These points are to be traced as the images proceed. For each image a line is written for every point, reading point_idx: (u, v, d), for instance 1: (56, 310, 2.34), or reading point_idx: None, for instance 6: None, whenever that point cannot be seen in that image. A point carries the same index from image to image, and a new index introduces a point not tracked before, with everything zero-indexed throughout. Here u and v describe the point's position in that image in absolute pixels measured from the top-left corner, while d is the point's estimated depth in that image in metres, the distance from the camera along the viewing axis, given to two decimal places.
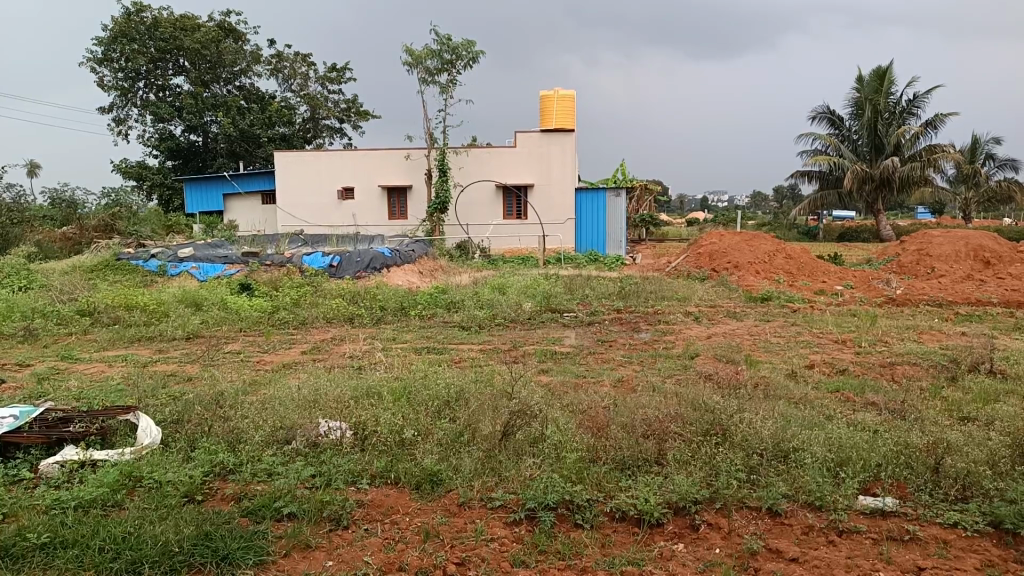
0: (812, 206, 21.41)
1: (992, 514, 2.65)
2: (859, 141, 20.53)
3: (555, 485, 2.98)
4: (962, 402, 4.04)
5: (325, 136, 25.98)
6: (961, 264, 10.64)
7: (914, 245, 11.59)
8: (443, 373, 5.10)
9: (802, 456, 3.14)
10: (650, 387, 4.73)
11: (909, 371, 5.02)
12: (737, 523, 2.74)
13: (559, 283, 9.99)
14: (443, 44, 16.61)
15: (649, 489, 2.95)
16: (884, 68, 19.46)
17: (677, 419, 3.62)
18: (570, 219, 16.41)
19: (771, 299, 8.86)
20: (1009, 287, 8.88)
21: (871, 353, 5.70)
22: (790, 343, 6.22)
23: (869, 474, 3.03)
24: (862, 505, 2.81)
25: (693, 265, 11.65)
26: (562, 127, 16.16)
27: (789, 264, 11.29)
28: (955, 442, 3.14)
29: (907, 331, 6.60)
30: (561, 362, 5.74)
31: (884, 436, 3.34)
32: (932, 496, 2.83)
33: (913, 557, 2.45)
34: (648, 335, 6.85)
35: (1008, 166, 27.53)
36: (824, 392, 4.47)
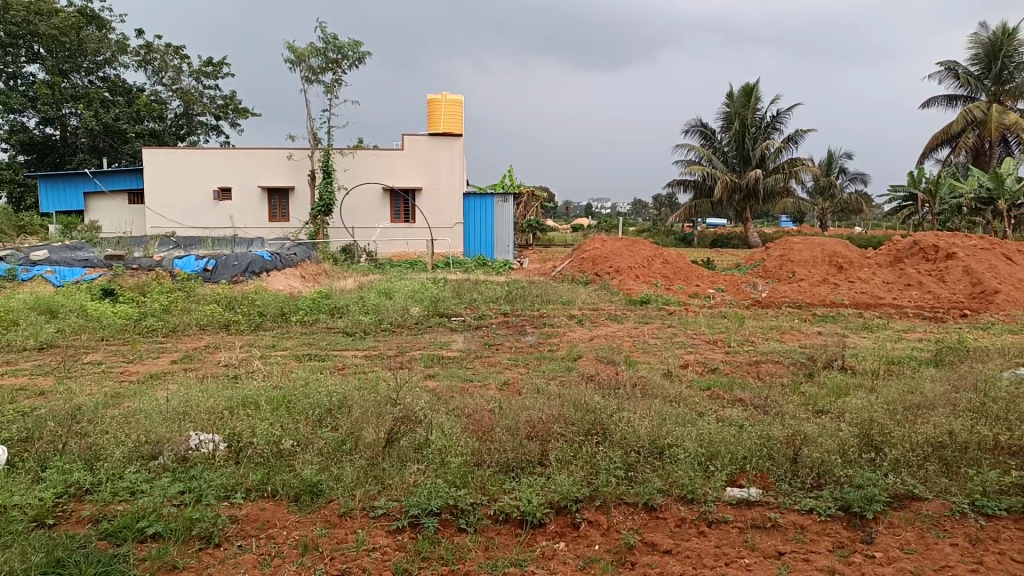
0: (688, 214, 22.51)
1: (841, 499, 2.87)
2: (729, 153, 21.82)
3: (439, 490, 2.96)
4: (818, 396, 4.37)
5: (199, 133, 24.66)
6: (818, 269, 11.53)
7: (778, 251, 12.45)
8: (325, 380, 4.96)
9: (676, 452, 3.29)
10: (534, 389, 4.81)
11: (772, 368, 5.37)
12: (615, 519, 2.83)
13: (447, 287, 9.97)
14: (327, 43, 16.19)
15: (532, 490, 2.99)
16: (751, 85, 20.77)
17: (561, 419, 3.70)
18: (459, 223, 16.42)
19: (649, 302, 9.25)
20: (859, 290, 9.71)
21: (739, 352, 6.06)
22: (667, 343, 6.51)
23: (736, 466, 3.22)
24: (729, 496, 2.98)
25: (577, 269, 11.96)
26: (450, 132, 16.16)
27: (666, 269, 11.81)
28: (811, 434, 3.37)
29: (771, 332, 7.05)
30: (447, 366, 5.74)
31: (749, 430, 3.56)
32: (791, 485, 3.04)
33: (774, 543, 2.61)
34: (534, 338, 6.97)
35: (858, 179, 30.18)
36: (697, 390, 4.70)
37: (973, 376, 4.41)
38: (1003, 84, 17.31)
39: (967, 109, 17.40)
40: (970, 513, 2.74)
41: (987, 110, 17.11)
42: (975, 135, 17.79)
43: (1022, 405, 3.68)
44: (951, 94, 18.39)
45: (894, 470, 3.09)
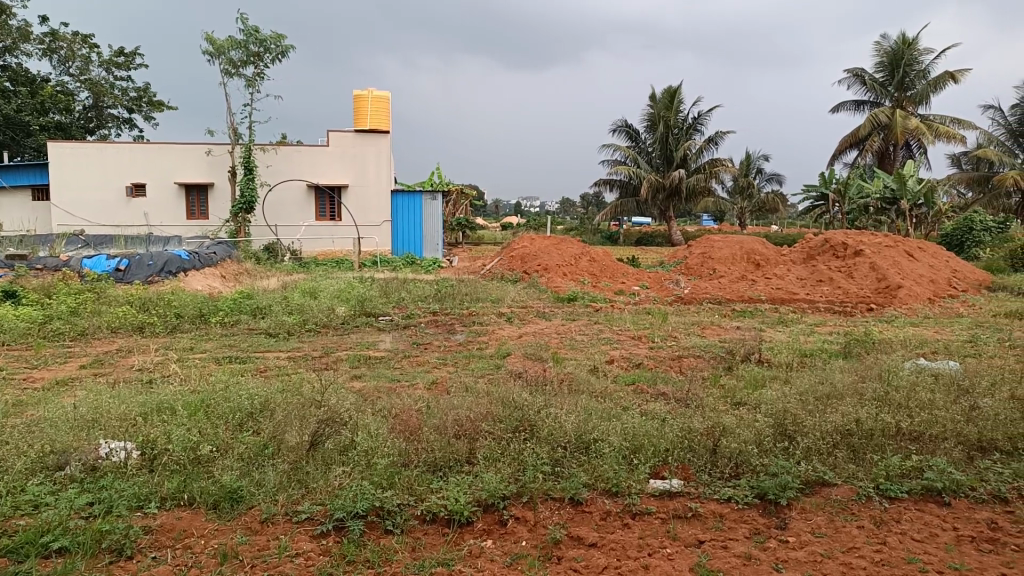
0: (614, 212, 22.92)
1: (757, 487, 2.98)
2: (653, 153, 22.32)
3: (364, 492, 2.92)
4: (736, 388, 4.54)
5: (111, 126, 23.52)
6: (737, 266, 11.95)
7: (699, 248, 12.84)
8: (246, 382, 4.81)
9: (601, 446, 3.35)
10: (463, 387, 4.81)
11: (694, 362, 5.54)
12: (542, 515, 2.86)
13: (374, 286, 9.83)
14: (248, 35, 15.70)
15: (460, 488, 2.98)
16: (674, 87, 21.30)
17: (488, 417, 3.71)
18: (387, 221, 16.23)
19: (577, 299, 9.37)
20: (775, 285, 10.11)
21: (662, 347, 6.22)
22: (593, 340, 6.62)
23: (658, 459, 3.30)
24: (652, 488, 3.06)
25: (506, 267, 12.02)
26: (376, 128, 15.97)
27: (593, 267, 11.99)
28: (729, 425, 3.49)
29: (692, 327, 7.27)
30: (374, 366, 5.66)
31: (671, 423, 3.65)
32: (711, 475, 3.14)
33: (694, 532, 2.69)
34: (463, 336, 6.95)
35: (774, 180, 31.46)
36: (622, 385, 4.80)
37: (877, 367, 4.67)
38: (905, 91, 18.35)
39: (873, 114, 18.37)
40: (875, 496, 2.90)
41: (891, 115, 18.10)
42: (880, 139, 18.78)
43: (921, 392, 3.92)
44: (858, 100, 19.37)
45: (806, 458, 3.23)
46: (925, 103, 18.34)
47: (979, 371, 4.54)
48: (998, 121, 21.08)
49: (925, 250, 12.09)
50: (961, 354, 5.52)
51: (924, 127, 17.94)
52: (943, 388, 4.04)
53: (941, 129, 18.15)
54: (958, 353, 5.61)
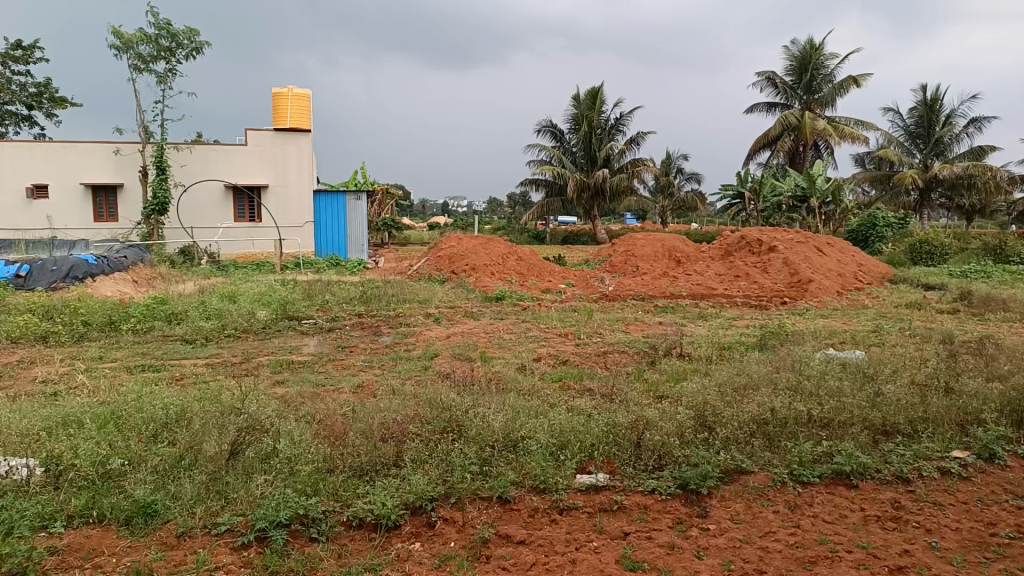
0: (540, 212, 23.10)
1: (680, 477, 3.06)
2: (577, 153, 22.61)
3: (287, 500, 2.84)
4: (659, 382, 4.66)
5: (8, 124, 22.10)
6: (659, 262, 12.26)
7: (623, 246, 13.10)
8: (161, 392, 4.60)
9: (528, 444, 3.37)
10: (390, 390, 4.75)
11: (619, 358, 5.65)
12: (470, 515, 2.85)
13: (297, 289, 9.59)
14: (159, 29, 15.03)
15: (386, 493, 2.94)
16: (596, 88, 21.62)
17: (415, 419, 3.68)
18: (309, 222, 15.87)
19: (504, 298, 9.40)
20: (695, 281, 10.42)
21: (588, 344, 6.31)
22: (521, 338, 6.66)
23: (585, 454, 3.35)
24: (579, 483, 3.10)
25: (433, 268, 11.94)
26: (297, 127, 15.60)
27: (520, 266, 12.05)
28: (652, 418, 3.57)
29: (617, 323, 7.41)
30: (297, 371, 5.53)
31: (596, 418, 3.71)
32: (635, 468, 3.21)
33: (620, 524, 2.74)
34: (389, 338, 6.86)
35: (694, 179, 32.42)
36: (549, 382, 4.85)
37: (790, 357, 4.88)
38: (813, 94, 19.22)
39: (783, 116, 19.19)
40: (789, 482, 3.02)
41: (800, 116, 18.95)
42: (791, 140, 19.64)
43: (830, 381, 4.12)
44: (770, 102, 20.18)
45: (725, 447, 3.34)
46: (831, 106, 19.29)
47: (881, 359, 4.82)
48: (897, 124, 22.37)
49: (834, 245, 12.71)
50: (865, 344, 5.84)
51: (831, 128, 18.85)
52: (850, 376, 4.26)
53: (846, 130, 19.12)
54: (863, 342, 5.94)
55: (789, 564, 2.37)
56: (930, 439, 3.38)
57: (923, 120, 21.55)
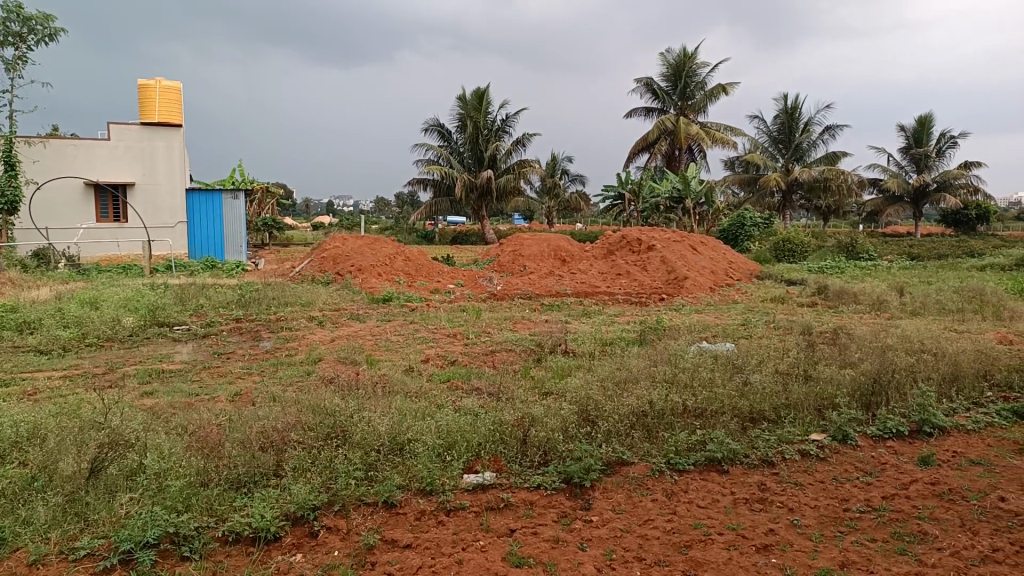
0: (428, 212, 22.94)
1: (564, 472, 3.13)
2: (464, 153, 22.61)
3: (155, 518, 2.67)
4: (544, 378, 4.76)
5: None
6: (546, 262, 12.49)
7: (510, 246, 13.24)
8: (10, 408, 4.20)
9: (415, 446, 3.34)
10: (270, 397, 4.57)
11: (506, 356, 5.71)
12: (355, 522, 2.78)
13: (168, 293, 9.03)
14: (7, 12, 13.72)
15: (265, 504, 2.83)
16: (482, 90, 21.70)
17: (297, 426, 3.56)
18: (182, 223, 15.03)
19: (391, 299, 9.26)
20: (580, 280, 10.68)
21: (475, 344, 6.33)
22: (408, 340, 6.58)
23: (471, 453, 3.36)
24: (466, 483, 3.10)
25: (316, 269, 11.60)
26: (166, 121, 14.71)
27: (408, 266, 11.91)
28: (537, 415, 3.63)
29: (505, 322, 7.50)
30: (169, 380, 5.21)
31: (483, 417, 3.72)
32: (521, 465, 3.25)
33: (506, 522, 2.76)
34: (270, 343, 6.60)
35: (578, 180, 33.32)
36: (437, 383, 4.83)
37: (667, 351, 5.11)
38: (687, 100, 20.21)
39: (659, 121, 20.04)
40: (666, 471, 3.16)
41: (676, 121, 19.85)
42: (667, 143, 20.54)
43: (702, 372, 4.35)
44: (648, 107, 21.02)
45: (607, 440, 3.45)
46: (703, 112, 20.35)
47: (749, 350, 5.13)
48: (762, 130, 23.90)
49: (708, 244, 13.41)
50: (735, 336, 6.20)
51: (703, 133, 19.89)
52: (721, 367, 4.52)
53: (716, 135, 20.23)
54: (733, 335, 6.31)
55: (666, 549, 2.48)
56: (791, 424, 3.63)
57: (784, 127, 23.14)
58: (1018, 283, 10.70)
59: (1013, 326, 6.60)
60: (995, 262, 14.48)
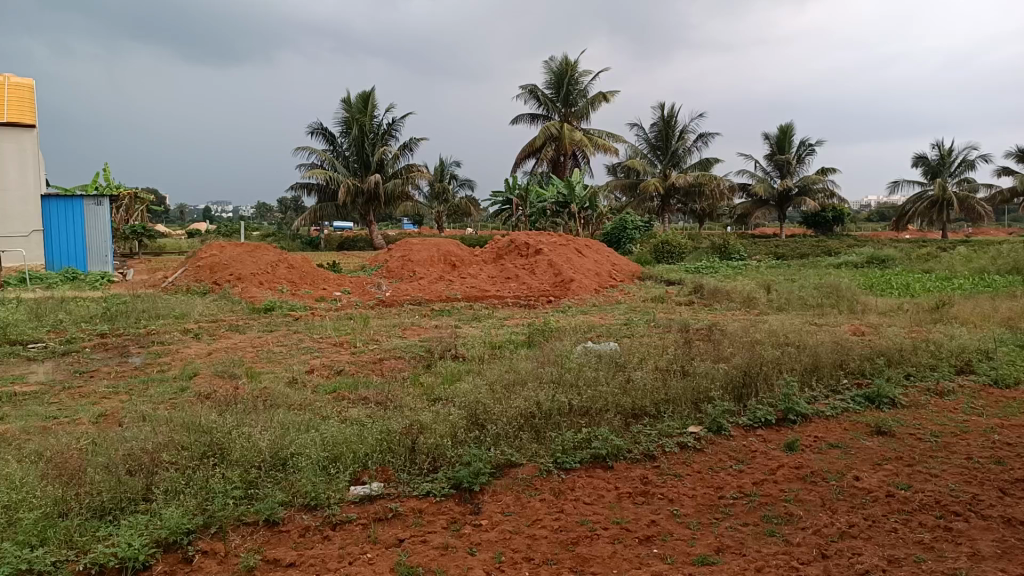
0: (313, 217, 22.24)
1: (453, 478, 3.11)
2: (350, 157, 22.10)
3: (4, 555, 2.43)
4: (434, 384, 4.72)
5: None
6: (435, 267, 12.42)
7: (398, 251, 13.07)
8: None
9: (298, 460, 3.22)
10: (139, 417, 4.27)
11: (394, 364, 5.62)
12: (233, 544, 2.65)
13: (21, 308, 8.26)
14: None
15: (133, 532, 2.64)
16: (367, 93, 21.29)
17: (169, 446, 3.35)
18: (37, 232, 13.62)
19: (274, 309, 8.90)
20: (469, 285, 10.69)
21: (364, 352, 6.20)
22: (292, 350, 6.35)
23: (358, 465, 3.29)
24: (352, 495, 3.02)
25: (192, 279, 10.98)
26: (17, 121, 13.48)
27: (292, 274, 11.50)
28: (425, 421, 3.59)
29: (394, 328, 7.39)
30: (23, 404, 4.76)
31: (371, 427, 3.64)
32: (410, 473, 3.20)
33: (395, 532, 2.72)
34: (140, 359, 6.18)
35: (467, 185, 33.43)
36: (322, 395, 4.67)
37: (554, 352, 5.19)
38: (570, 107, 20.74)
39: (545, 127, 20.38)
40: (553, 470, 3.21)
41: (560, 127, 20.28)
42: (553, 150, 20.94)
43: (587, 371, 4.46)
44: (533, 113, 21.37)
45: (495, 443, 3.46)
46: (585, 119, 20.95)
47: (631, 349, 5.31)
48: (641, 137, 24.88)
49: (593, 247, 13.78)
50: (618, 336, 6.40)
51: (586, 140, 20.46)
52: (605, 366, 4.65)
53: (598, 142, 20.87)
54: (616, 335, 6.52)
55: (554, 548, 2.52)
56: (670, 418, 3.79)
57: (662, 134, 24.19)
58: (868, 279, 11.70)
59: (865, 318, 7.20)
60: (849, 259, 15.77)
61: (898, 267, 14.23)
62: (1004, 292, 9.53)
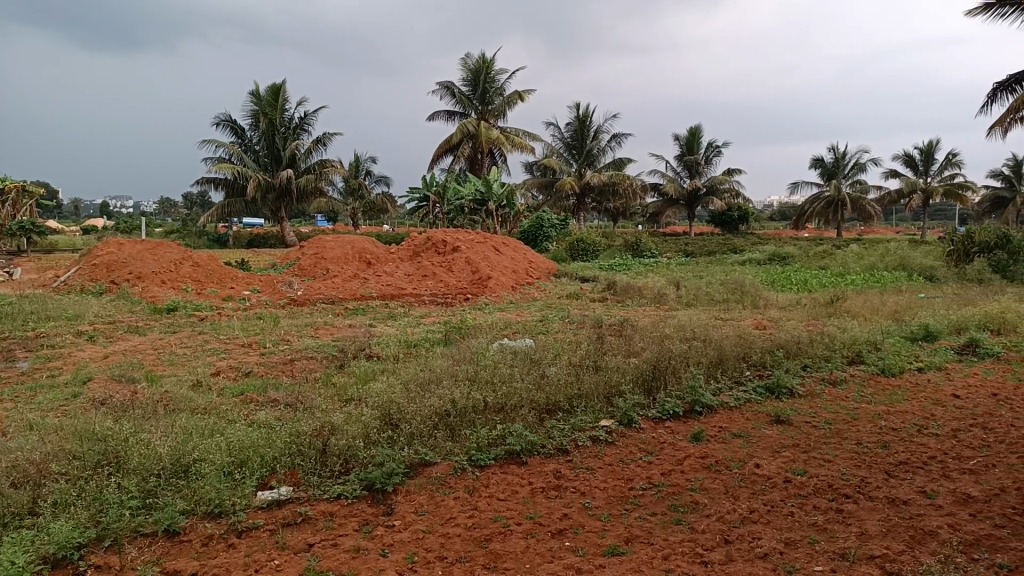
0: (220, 214, 21.38)
1: (365, 479, 3.06)
2: (260, 151, 21.37)
3: None
4: (347, 385, 4.62)
5: None
6: (349, 265, 12.18)
7: (311, 249, 12.74)
8: None
9: (201, 466, 3.09)
10: (25, 425, 3.99)
11: (306, 364, 5.47)
12: (130, 556, 2.51)
13: None
14: None
15: (18, 548, 2.46)
16: (278, 85, 20.62)
17: (59, 456, 3.14)
18: None
19: (177, 309, 8.50)
20: (384, 283, 10.54)
21: (273, 352, 6.01)
22: (196, 352, 6.08)
23: (266, 469, 3.18)
24: (259, 500, 2.92)
25: (86, 278, 10.35)
26: None
27: (197, 272, 11.02)
28: (337, 423, 3.51)
29: (305, 328, 7.20)
30: None
31: (280, 429, 3.53)
32: (319, 476, 3.12)
33: (304, 537, 2.64)
34: (26, 364, 5.77)
35: (383, 182, 32.94)
36: (228, 398, 4.49)
37: (470, 350, 5.18)
38: (487, 105, 20.77)
39: (462, 124, 20.30)
40: (468, 467, 3.21)
41: (477, 125, 20.25)
42: (470, 147, 20.89)
43: (502, 368, 4.48)
44: (450, 110, 21.27)
45: (409, 443, 3.43)
46: (502, 117, 21.02)
47: (546, 345, 5.36)
48: (557, 137, 25.19)
49: (509, 245, 13.84)
50: (533, 333, 6.46)
51: (503, 138, 20.52)
52: (519, 362, 4.68)
53: (515, 140, 21.00)
54: (532, 331, 6.57)
55: (467, 545, 2.51)
56: (583, 412, 3.86)
57: (577, 133, 24.56)
58: (770, 274, 12.26)
59: (766, 313, 7.55)
60: (753, 257, 16.49)
61: (798, 264, 15.00)
62: (891, 287, 10.20)
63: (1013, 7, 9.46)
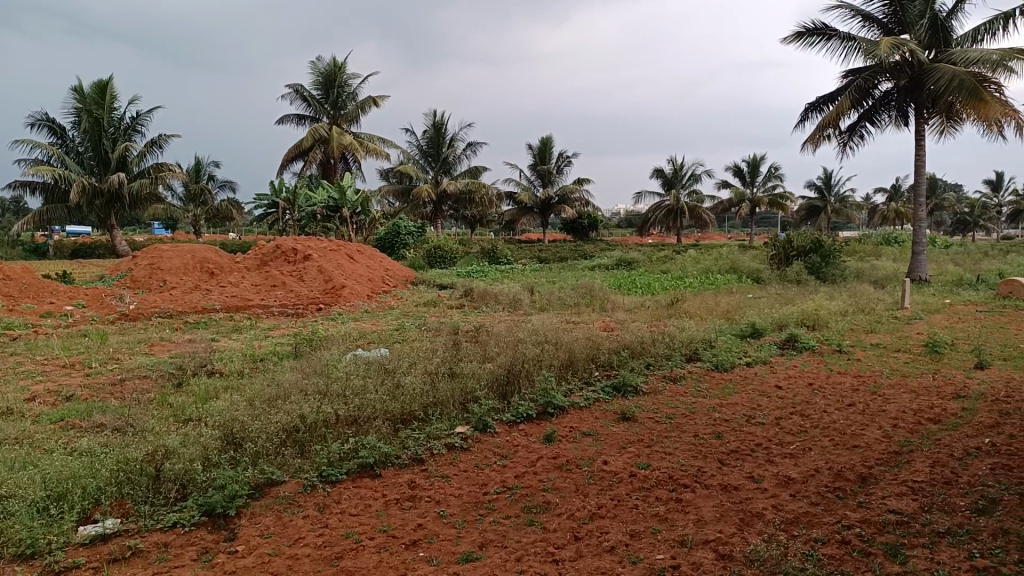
0: (38, 221, 19.31)
1: (205, 504, 2.86)
2: (85, 153, 19.53)
3: None
4: (185, 405, 4.31)
5: None
6: (190, 276, 11.40)
7: (146, 259, 11.80)
8: None
9: (9, 503, 2.75)
10: None
11: (139, 384, 5.04)
12: None
13: None
14: None
15: None
16: (105, 82, 18.95)
17: None
18: None
19: None
20: (229, 294, 9.97)
21: (100, 373, 5.50)
22: (5, 376, 5.42)
23: (88, 501, 2.89)
24: (80, 536, 2.65)
25: None
26: None
27: (8, 287, 9.86)
28: (172, 445, 3.26)
29: (138, 345, 6.65)
30: None
31: (106, 457, 3.23)
32: (152, 505, 2.89)
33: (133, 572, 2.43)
34: None
35: (227, 186, 31.16)
36: (45, 425, 4.05)
37: (321, 362, 5.00)
38: (338, 110, 20.27)
39: (312, 128, 19.63)
40: (318, 484, 3.09)
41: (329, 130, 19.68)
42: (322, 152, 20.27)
43: (354, 380, 4.36)
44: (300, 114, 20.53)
45: (255, 462, 3.26)
46: (355, 122, 20.59)
47: (400, 354, 5.29)
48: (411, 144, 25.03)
49: (364, 253, 13.57)
50: (388, 342, 6.36)
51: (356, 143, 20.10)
52: (373, 373, 4.59)
53: (369, 146, 20.65)
54: (387, 340, 6.48)
55: (317, 565, 2.42)
56: (438, 420, 3.84)
57: (432, 140, 24.56)
58: (617, 279, 12.88)
59: (613, 315, 7.91)
60: (602, 262, 17.23)
61: (641, 269, 15.84)
62: (724, 288, 11.03)
63: (819, 36, 10.57)
